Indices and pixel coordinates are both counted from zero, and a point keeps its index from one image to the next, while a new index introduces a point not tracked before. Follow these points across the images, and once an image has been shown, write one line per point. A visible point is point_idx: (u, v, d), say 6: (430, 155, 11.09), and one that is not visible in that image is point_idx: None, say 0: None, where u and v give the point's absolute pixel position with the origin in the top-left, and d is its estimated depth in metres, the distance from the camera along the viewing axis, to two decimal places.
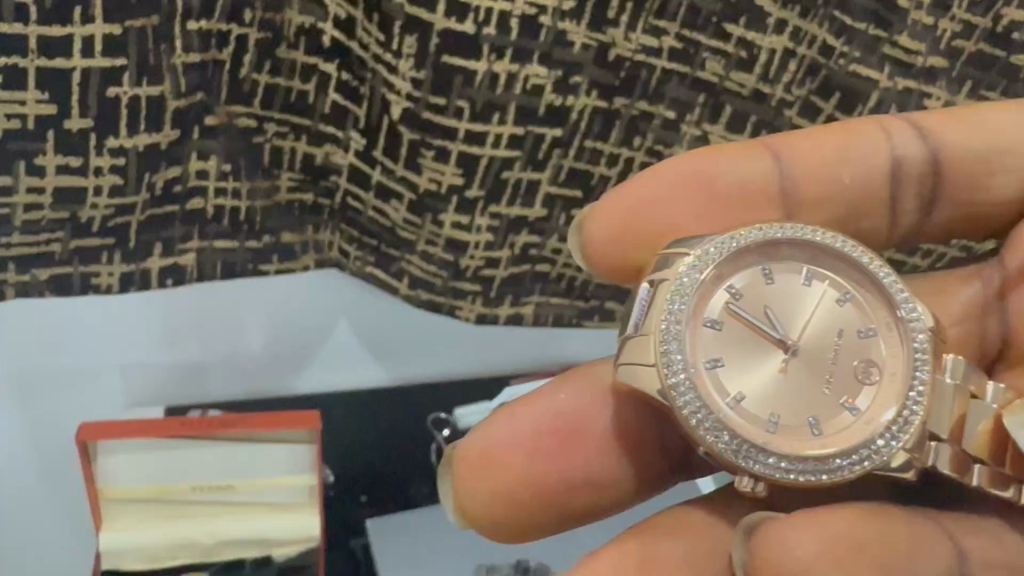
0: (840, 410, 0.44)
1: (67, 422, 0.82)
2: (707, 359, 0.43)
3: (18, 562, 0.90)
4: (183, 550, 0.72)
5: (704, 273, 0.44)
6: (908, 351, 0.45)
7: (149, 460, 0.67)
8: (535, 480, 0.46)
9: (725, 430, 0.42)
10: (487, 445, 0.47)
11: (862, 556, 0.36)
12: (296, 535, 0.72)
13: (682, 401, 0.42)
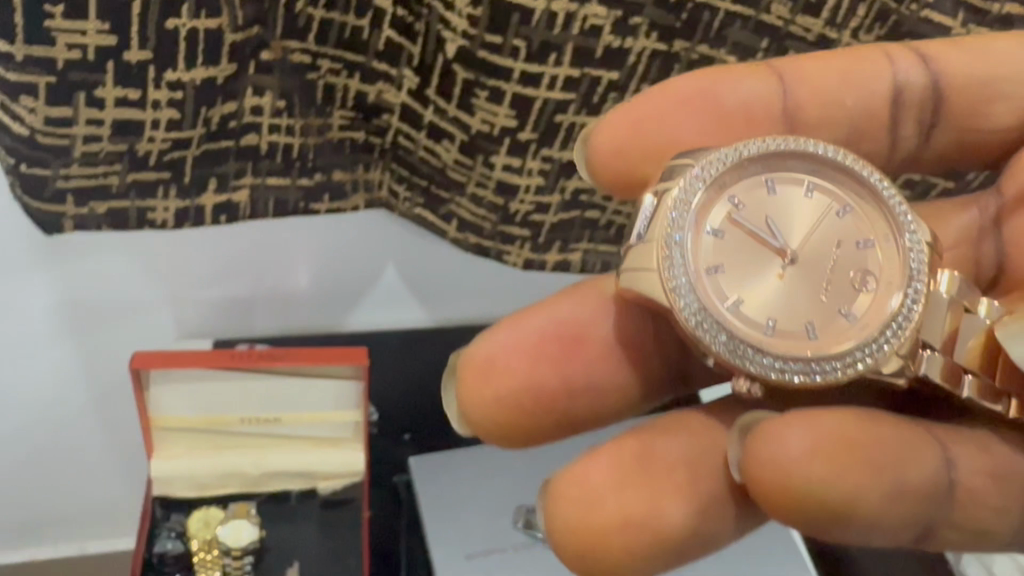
0: (837, 317, 0.43)
1: (120, 353, 0.84)
2: (707, 265, 0.42)
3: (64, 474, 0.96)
4: (231, 480, 0.73)
5: (707, 182, 0.43)
6: (903, 258, 0.43)
7: (199, 391, 0.68)
8: (543, 383, 0.44)
9: (722, 331, 0.41)
10: (494, 352, 0.44)
11: (857, 453, 0.36)
12: (341, 469, 0.73)
13: (682, 304, 0.41)
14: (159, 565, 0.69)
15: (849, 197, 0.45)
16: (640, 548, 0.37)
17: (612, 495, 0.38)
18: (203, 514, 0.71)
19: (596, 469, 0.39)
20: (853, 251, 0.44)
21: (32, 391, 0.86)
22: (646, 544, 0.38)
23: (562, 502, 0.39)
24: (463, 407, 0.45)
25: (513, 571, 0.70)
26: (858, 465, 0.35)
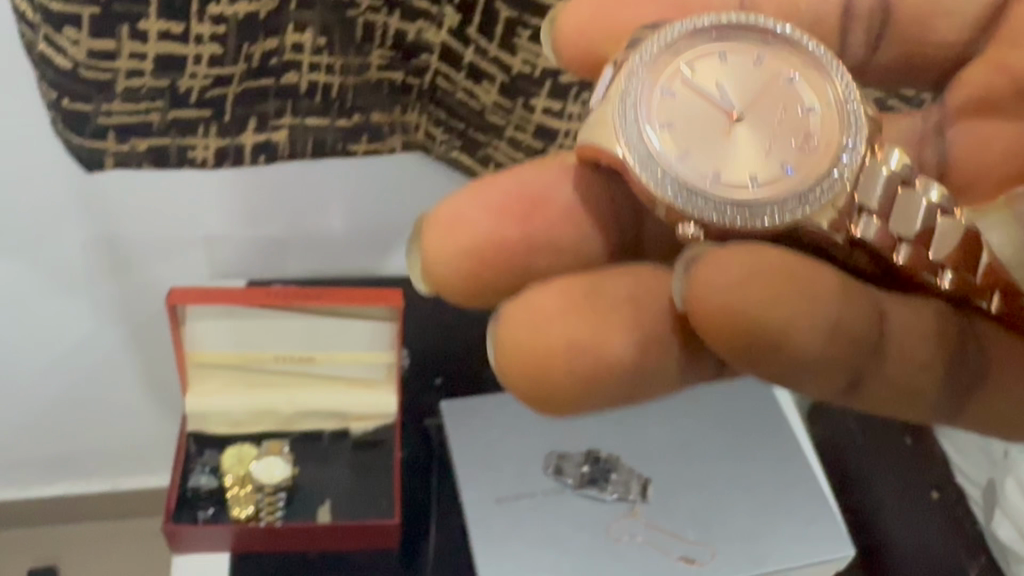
0: (777, 172, 0.41)
1: (155, 291, 0.85)
2: (661, 122, 0.41)
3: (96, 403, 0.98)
4: (264, 418, 0.73)
5: (662, 48, 0.41)
6: (841, 115, 0.42)
7: (234, 328, 0.68)
8: (507, 238, 0.42)
9: (671, 179, 0.39)
10: (459, 203, 0.42)
11: (796, 286, 0.34)
12: (374, 411, 0.73)
13: (636, 156, 0.39)
14: (194, 499, 0.70)
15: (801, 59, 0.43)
16: (581, 377, 0.37)
17: (559, 320, 0.37)
18: (237, 451, 0.71)
19: (543, 297, 0.38)
20: (796, 115, 0.42)
21: (70, 325, 0.87)
22: (588, 371, 0.37)
23: (510, 326, 0.38)
24: (426, 259, 0.42)
25: (544, 514, 0.71)
26: (795, 297, 0.34)
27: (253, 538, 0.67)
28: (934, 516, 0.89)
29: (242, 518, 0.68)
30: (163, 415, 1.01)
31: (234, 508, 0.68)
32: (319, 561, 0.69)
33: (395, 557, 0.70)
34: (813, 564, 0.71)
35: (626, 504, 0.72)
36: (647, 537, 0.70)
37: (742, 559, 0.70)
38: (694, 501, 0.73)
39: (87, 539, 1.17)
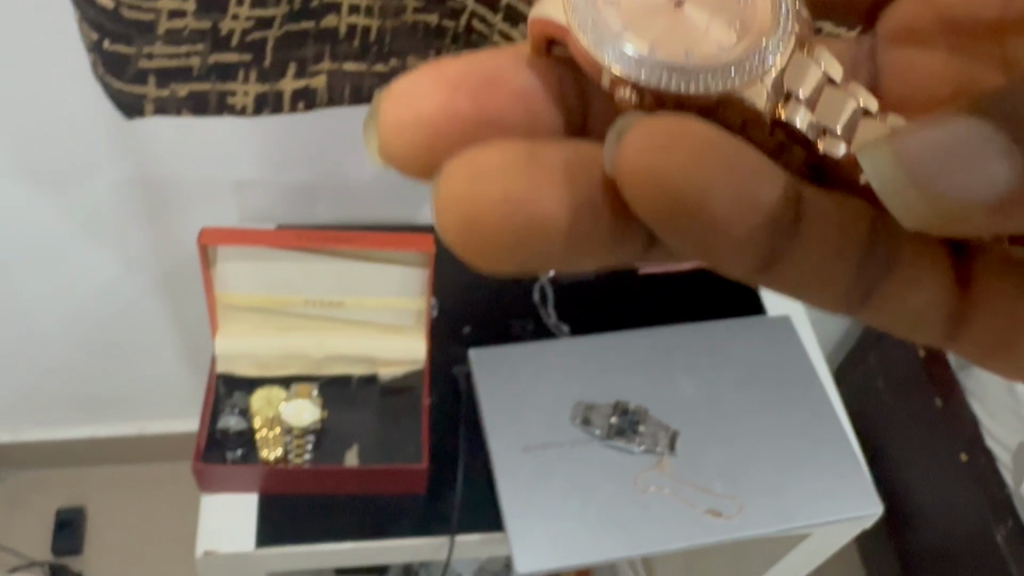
0: (713, 46, 0.38)
1: (186, 236, 0.85)
2: None
3: (127, 347, 0.99)
4: (293, 361, 0.73)
5: None
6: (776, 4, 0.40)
7: (264, 270, 0.68)
8: (463, 114, 0.38)
9: (606, 42, 0.37)
10: (415, 76, 0.39)
11: (724, 156, 0.30)
12: (404, 356, 0.73)
13: (577, 19, 0.38)
14: (222, 440, 0.70)
15: None
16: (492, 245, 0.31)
17: (494, 173, 0.32)
18: (266, 393, 0.71)
19: (477, 157, 0.33)
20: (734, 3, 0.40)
21: (100, 269, 0.87)
22: (505, 240, 0.31)
23: (446, 182, 0.33)
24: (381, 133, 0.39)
25: (572, 463, 0.71)
26: (723, 165, 0.30)
27: (282, 479, 0.67)
28: (967, 476, 0.92)
29: (271, 459, 0.68)
30: (193, 359, 1.02)
31: (263, 449, 0.68)
32: (347, 505, 0.69)
33: (422, 502, 0.70)
34: (841, 519, 0.71)
35: (654, 457, 0.72)
36: (676, 489, 0.70)
37: (770, 513, 0.70)
38: (724, 454, 0.73)
39: (117, 480, 1.19)
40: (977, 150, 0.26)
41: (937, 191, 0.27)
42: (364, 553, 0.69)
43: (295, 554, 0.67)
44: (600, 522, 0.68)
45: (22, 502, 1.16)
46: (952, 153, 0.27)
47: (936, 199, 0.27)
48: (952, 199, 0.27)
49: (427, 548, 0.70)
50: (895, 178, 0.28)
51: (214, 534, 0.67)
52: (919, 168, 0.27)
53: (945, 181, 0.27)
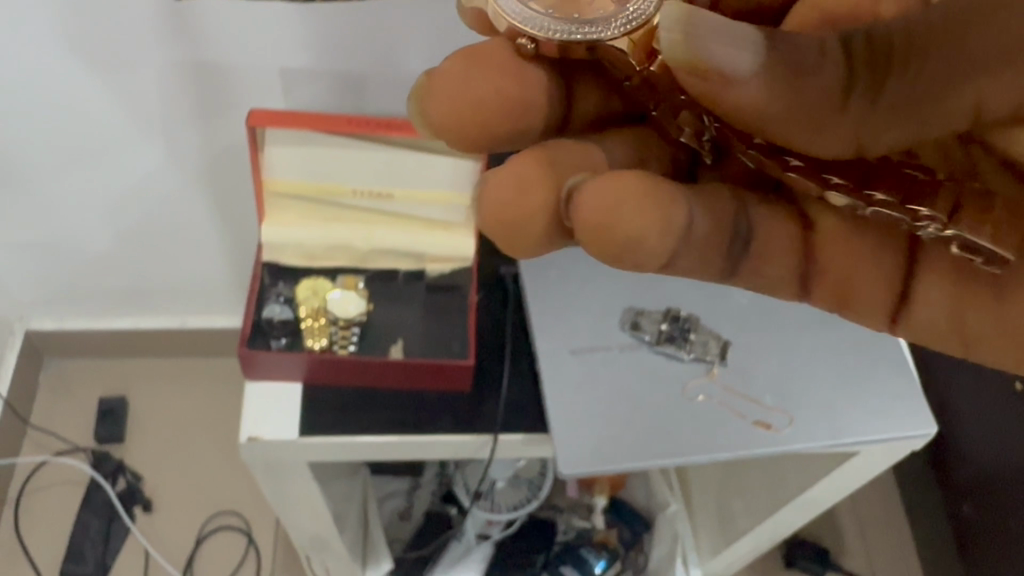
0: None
1: (233, 128, 0.82)
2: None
3: (172, 237, 0.98)
4: (340, 253, 0.72)
5: None
6: None
7: (313, 156, 0.66)
8: (505, 93, 0.39)
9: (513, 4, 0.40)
10: (453, 83, 0.38)
11: (663, 205, 0.33)
12: (452, 253, 0.72)
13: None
14: (267, 328, 0.68)
15: None
16: (501, 235, 0.36)
17: (506, 210, 0.36)
18: (312, 283, 0.70)
19: (489, 190, 0.36)
20: None
21: (143, 157, 0.86)
22: (519, 249, 0.36)
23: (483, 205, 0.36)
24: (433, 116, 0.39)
25: (618, 368, 0.69)
26: (662, 213, 0.33)
27: (326, 368, 0.67)
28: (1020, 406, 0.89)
29: (316, 349, 0.67)
30: (235, 251, 1.01)
31: (308, 339, 0.68)
32: (390, 400, 0.69)
33: (466, 399, 0.69)
34: (893, 438, 0.69)
35: (704, 366, 0.70)
36: (725, 399, 0.69)
37: (822, 428, 0.68)
38: (775, 366, 0.71)
39: (157, 372, 1.20)
40: (738, 37, 0.31)
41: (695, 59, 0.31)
42: (407, 447, 0.68)
43: (337, 445, 0.67)
44: (646, 426, 0.67)
45: (64, 391, 1.18)
46: (719, 30, 0.31)
47: (694, 55, 0.31)
48: (709, 65, 0.31)
49: (470, 447, 0.69)
50: (675, 30, 0.31)
51: (259, 420, 0.66)
52: (695, 26, 0.31)
53: (708, 46, 0.31)
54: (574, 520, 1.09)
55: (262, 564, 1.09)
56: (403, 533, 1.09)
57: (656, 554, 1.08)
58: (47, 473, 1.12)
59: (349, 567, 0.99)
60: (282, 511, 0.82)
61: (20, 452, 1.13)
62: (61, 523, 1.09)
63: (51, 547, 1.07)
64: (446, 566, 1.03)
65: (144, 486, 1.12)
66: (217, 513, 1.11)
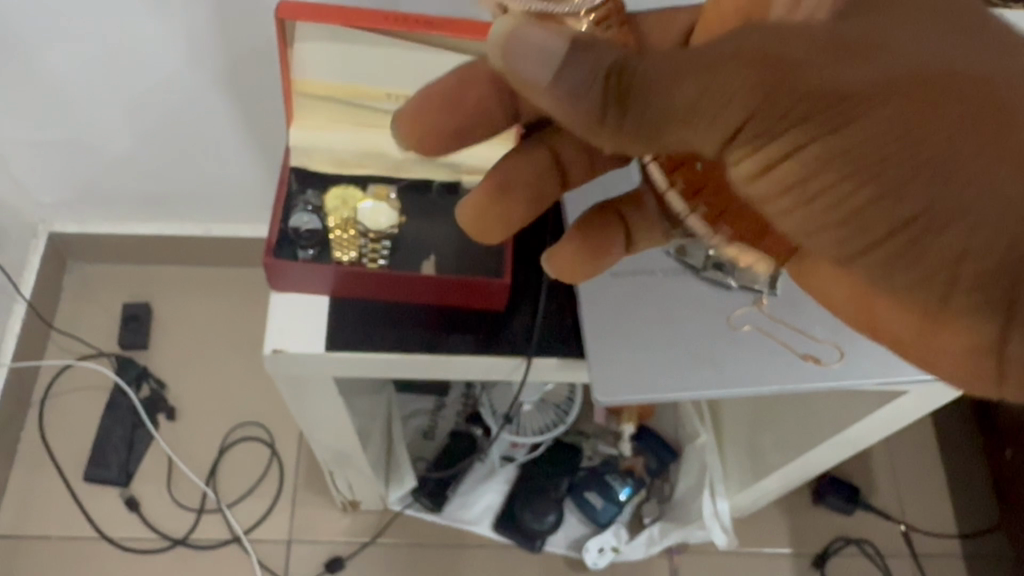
0: None
1: (261, 23, 0.77)
2: None
3: (197, 138, 0.94)
4: (373, 162, 0.68)
5: None
6: None
7: (345, 54, 0.62)
8: (481, 129, 0.38)
9: None
10: (423, 136, 0.38)
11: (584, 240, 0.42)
12: (490, 165, 0.68)
13: None
14: (295, 238, 0.65)
15: None
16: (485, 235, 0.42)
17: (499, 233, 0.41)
18: (341, 192, 0.67)
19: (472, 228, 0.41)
20: None
21: (165, 55, 0.81)
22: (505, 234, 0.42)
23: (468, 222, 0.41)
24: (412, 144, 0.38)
25: (660, 295, 0.66)
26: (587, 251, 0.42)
27: (356, 281, 0.64)
28: None
29: (345, 261, 0.64)
30: (265, 151, 0.96)
31: (336, 251, 0.64)
32: (420, 317, 0.66)
33: (501, 318, 0.67)
34: None
35: (752, 295, 0.67)
36: (769, 329, 0.65)
37: (875, 365, 0.64)
38: None
39: (182, 280, 1.18)
40: (541, 59, 0.28)
41: (512, 72, 0.29)
42: (437, 366, 0.65)
43: (365, 360, 0.64)
44: (686, 354, 0.63)
45: (88, 294, 1.16)
46: (535, 47, 0.28)
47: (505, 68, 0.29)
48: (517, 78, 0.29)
49: (503, 369, 0.66)
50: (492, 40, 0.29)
51: (285, 332, 0.64)
52: (511, 46, 0.29)
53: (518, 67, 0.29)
54: (600, 446, 1.08)
55: (285, 476, 1.08)
56: (427, 452, 1.07)
57: (682, 486, 1.04)
58: (71, 376, 1.11)
59: (372, 483, 0.98)
60: (305, 424, 0.81)
61: (44, 355, 1.12)
62: (85, 427, 1.08)
63: (75, 451, 1.07)
64: (470, 484, 1.06)
65: (168, 394, 1.11)
66: (240, 423, 1.10)
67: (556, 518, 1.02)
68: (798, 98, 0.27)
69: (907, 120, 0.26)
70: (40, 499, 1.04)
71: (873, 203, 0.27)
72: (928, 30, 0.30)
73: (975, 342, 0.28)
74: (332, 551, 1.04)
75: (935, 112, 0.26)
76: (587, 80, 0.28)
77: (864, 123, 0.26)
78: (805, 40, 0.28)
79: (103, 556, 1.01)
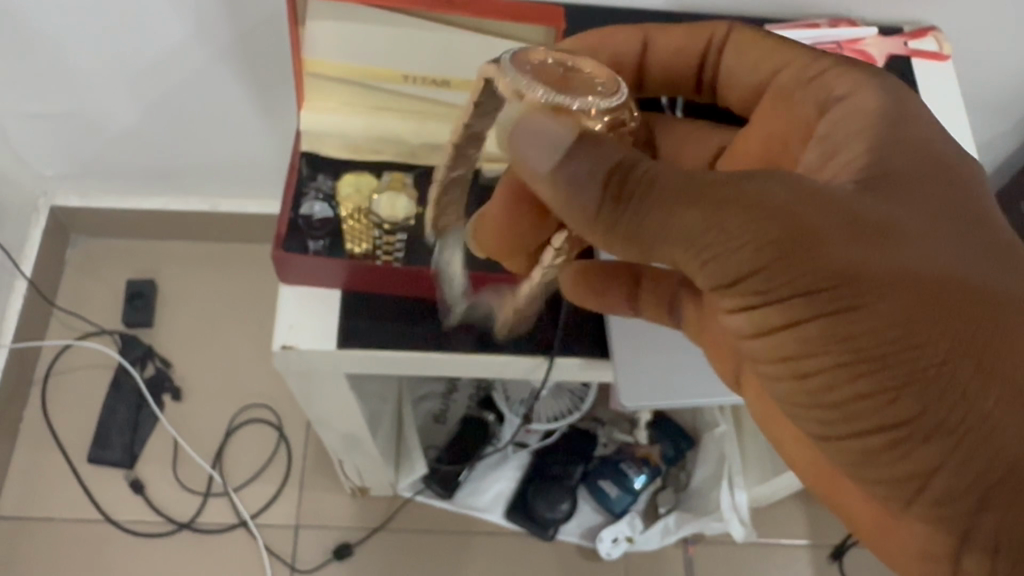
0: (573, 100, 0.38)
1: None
2: (514, 68, 0.39)
3: (200, 110, 0.90)
4: (387, 146, 0.65)
5: (516, 55, 0.40)
6: (614, 88, 0.40)
7: (360, 36, 0.58)
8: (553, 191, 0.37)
9: (519, 81, 0.38)
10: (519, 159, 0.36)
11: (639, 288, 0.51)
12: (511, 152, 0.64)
13: (508, 74, 0.38)
14: (306, 228, 0.62)
15: (597, 61, 0.42)
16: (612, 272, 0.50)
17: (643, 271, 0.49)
18: (356, 178, 0.63)
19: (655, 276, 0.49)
20: (594, 88, 0.40)
21: (168, 27, 0.77)
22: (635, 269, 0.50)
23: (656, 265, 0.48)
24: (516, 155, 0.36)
25: None
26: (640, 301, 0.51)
27: (368, 275, 0.60)
28: None
29: (357, 254, 0.61)
30: (272, 124, 0.92)
31: (349, 244, 0.62)
32: (434, 312, 0.63)
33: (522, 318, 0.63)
34: None
35: None
36: None
37: None
38: None
39: (187, 256, 1.15)
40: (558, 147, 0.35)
41: (522, 159, 0.36)
42: (453, 364, 0.62)
43: (377, 358, 0.61)
44: (695, 366, 0.61)
45: (91, 269, 1.13)
46: (541, 134, 0.35)
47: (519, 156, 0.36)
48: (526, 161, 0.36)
49: (523, 368, 0.63)
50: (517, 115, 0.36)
51: (296, 328, 0.61)
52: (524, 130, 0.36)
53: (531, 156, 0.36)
54: (615, 434, 1.05)
55: (294, 461, 1.05)
56: (437, 440, 1.03)
57: (699, 475, 1.02)
58: (74, 354, 1.09)
59: (381, 470, 0.95)
60: (315, 413, 0.79)
61: (46, 333, 1.09)
62: (88, 407, 1.06)
63: (78, 432, 1.05)
64: (482, 470, 1.04)
65: (173, 373, 1.08)
66: (248, 405, 1.07)
67: (569, 507, 1.00)
68: (807, 278, 0.33)
69: (905, 317, 0.32)
70: (44, 481, 1.02)
71: (869, 390, 0.33)
72: (942, 241, 0.35)
73: (942, 522, 0.34)
74: (341, 537, 1.02)
75: (930, 322, 0.32)
76: (589, 177, 0.35)
77: (867, 313, 0.32)
78: (829, 219, 0.33)
79: (108, 540, 1.00)
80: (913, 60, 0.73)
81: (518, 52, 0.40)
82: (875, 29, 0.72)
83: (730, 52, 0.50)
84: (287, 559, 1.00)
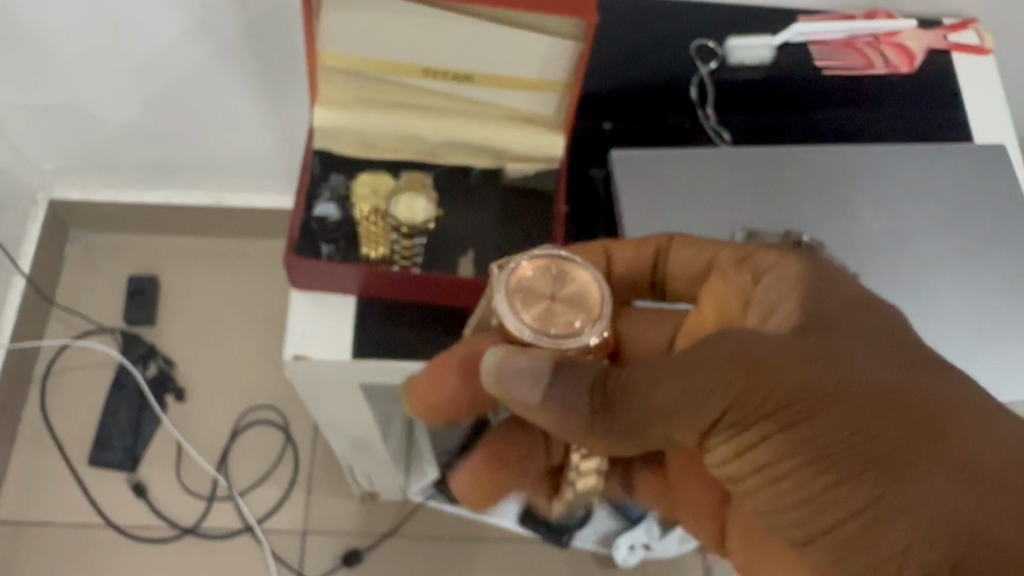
0: (560, 339, 0.40)
1: None
2: (507, 296, 0.41)
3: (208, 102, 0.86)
4: (405, 145, 0.61)
5: (513, 265, 0.42)
6: (599, 309, 0.42)
7: (378, 27, 0.54)
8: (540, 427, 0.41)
9: (507, 316, 0.41)
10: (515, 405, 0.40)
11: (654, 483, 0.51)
12: (537, 151, 0.60)
13: (500, 301, 0.41)
14: (319, 232, 0.60)
15: (588, 268, 0.43)
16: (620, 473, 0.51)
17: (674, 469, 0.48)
18: (372, 179, 0.60)
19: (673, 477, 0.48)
20: (582, 308, 0.42)
21: (171, 18, 0.74)
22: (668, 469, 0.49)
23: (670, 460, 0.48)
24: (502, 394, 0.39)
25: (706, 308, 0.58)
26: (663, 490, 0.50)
27: (382, 281, 0.57)
28: None
29: (374, 258, 0.59)
30: (280, 115, 0.88)
31: (364, 247, 0.59)
32: (449, 321, 0.59)
33: None
34: None
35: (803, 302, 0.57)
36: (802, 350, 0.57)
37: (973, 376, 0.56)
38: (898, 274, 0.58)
39: (189, 251, 1.12)
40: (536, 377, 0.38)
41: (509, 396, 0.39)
42: None
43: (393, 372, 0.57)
44: None
45: (91, 265, 1.10)
46: (523, 374, 0.38)
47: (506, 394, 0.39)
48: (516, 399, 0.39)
49: None
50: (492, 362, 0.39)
51: (307, 338, 0.57)
52: (504, 373, 0.38)
53: (514, 389, 0.39)
54: None
55: (300, 464, 1.02)
56: None
57: None
58: (75, 353, 1.05)
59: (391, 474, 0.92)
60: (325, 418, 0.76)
61: (46, 331, 1.06)
62: (89, 409, 1.03)
63: (79, 435, 1.01)
64: None
65: (176, 373, 1.05)
66: (251, 406, 1.04)
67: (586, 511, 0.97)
68: (772, 400, 0.35)
69: (858, 425, 0.33)
70: (43, 486, 0.99)
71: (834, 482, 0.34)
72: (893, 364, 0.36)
73: None
74: (349, 543, 0.99)
75: (884, 423, 0.33)
76: (576, 399, 0.38)
77: (824, 419, 0.34)
78: (776, 351, 0.36)
79: (110, 546, 0.97)
80: (953, 55, 0.70)
81: (510, 270, 0.42)
82: (914, 22, 0.68)
83: (677, 246, 0.48)
84: (294, 566, 0.97)
